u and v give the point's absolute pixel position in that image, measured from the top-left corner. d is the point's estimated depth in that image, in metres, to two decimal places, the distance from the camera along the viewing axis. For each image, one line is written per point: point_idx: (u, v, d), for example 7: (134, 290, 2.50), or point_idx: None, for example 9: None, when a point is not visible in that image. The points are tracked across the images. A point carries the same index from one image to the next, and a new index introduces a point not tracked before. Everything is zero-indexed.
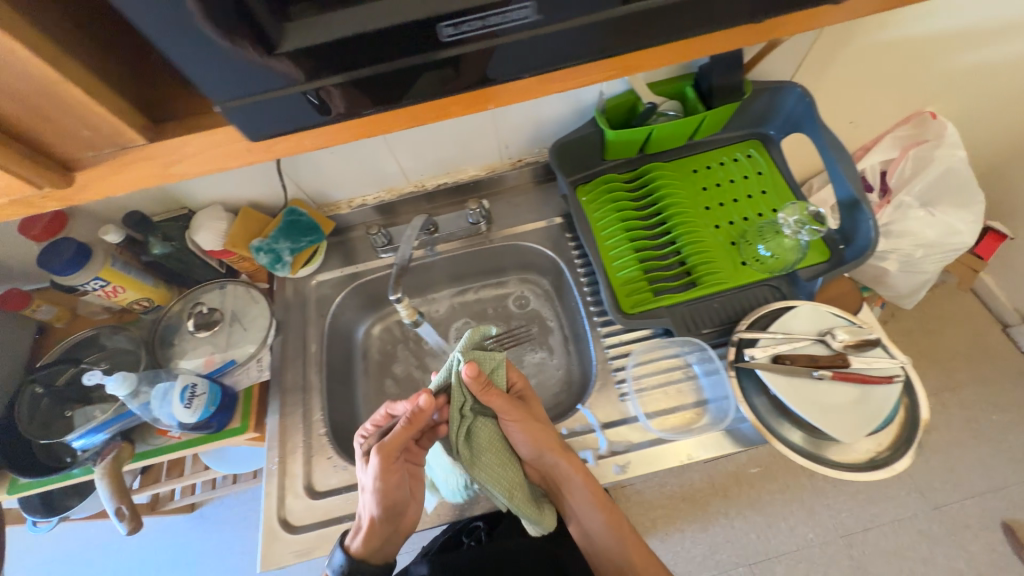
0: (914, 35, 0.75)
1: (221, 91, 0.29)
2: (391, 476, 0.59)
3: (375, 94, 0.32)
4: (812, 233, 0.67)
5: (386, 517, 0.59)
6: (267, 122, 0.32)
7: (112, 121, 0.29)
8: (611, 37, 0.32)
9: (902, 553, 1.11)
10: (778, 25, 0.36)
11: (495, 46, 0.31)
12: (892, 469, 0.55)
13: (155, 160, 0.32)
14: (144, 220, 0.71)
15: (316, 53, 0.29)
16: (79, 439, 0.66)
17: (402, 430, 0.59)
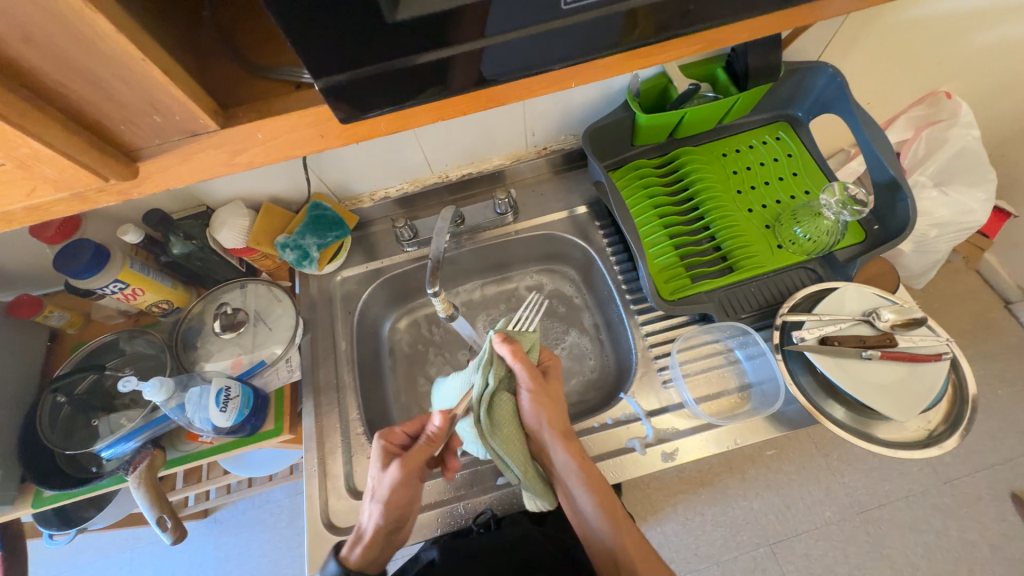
0: (940, 14, 0.75)
1: (337, 64, 0.26)
2: (407, 490, 0.57)
3: (463, 75, 0.29)
4: (851, 213, 0.65)
5: (390, 529, 0.56)
6: (359, 104, 0.29)
7: (186, 106, 0.27)
8: (711, 9, 0.30)
9: (917, 527, 1.14)
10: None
11: (607, 15, 0.28)
12: (944, 445, 0.56)
13: (226, 148, 0.30)
14: (166, 219, 0.68)
15: (429, 23, 0.26)
16: (107, 449, 0.63)
17: (425, 445, 0.57)
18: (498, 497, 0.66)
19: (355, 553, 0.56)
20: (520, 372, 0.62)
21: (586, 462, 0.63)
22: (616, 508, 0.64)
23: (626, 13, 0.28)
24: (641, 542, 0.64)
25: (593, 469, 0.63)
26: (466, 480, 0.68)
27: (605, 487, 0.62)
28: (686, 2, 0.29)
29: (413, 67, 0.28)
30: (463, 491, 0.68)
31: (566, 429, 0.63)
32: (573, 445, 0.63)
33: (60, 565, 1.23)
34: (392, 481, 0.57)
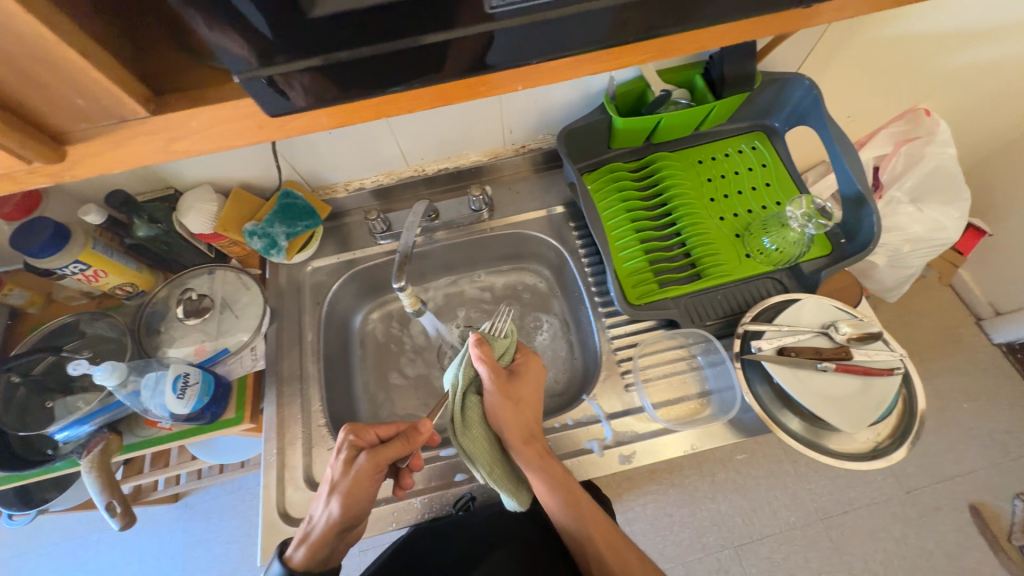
0: (917, 32, 0.76)
1: (258, 55, 0.27)
2: (369, 490, 0.55)
3: (407, 68, 0.30)
4: (816, 226, 0.67)
5: (342, 529, 0.55)
6: (286, 97, 0.30)
7: (111, 92, 0.27)
8: (650, 18, 0.31)
9: (877, 533, 1.17)
10: (821, 14, 0.35)
11: (533, 21, 0.29)
12: (890, 458, 0.57)
13: (158, 135, 0.29)
14: (129, 201, 0.65)
15: (345, 21, 0.26)
16: (62, 431, 0.62)
17: (399, 447, 0.56)
18: (457, 492, 0.67)
19: (300, 553, 0.54)
20: (485, 375, 0.63)
21: (553, 459, 0.63)
22: (588, 503, 0.62)
23: (552, 20, 0.29)
24: (614, 534, 0.63)
25: (559, 467, 0.63)
26: (425, 475, 0.68)
27: (570, 483, 0.61)
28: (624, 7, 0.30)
29: (340, 62, 0.28)
30: (424, 486, 0.67)
31: (533, 430, 0.64)
32: (540, 442, 0.64)
33: (24, 545, 1.22)
34: (355, 479, 0.55)
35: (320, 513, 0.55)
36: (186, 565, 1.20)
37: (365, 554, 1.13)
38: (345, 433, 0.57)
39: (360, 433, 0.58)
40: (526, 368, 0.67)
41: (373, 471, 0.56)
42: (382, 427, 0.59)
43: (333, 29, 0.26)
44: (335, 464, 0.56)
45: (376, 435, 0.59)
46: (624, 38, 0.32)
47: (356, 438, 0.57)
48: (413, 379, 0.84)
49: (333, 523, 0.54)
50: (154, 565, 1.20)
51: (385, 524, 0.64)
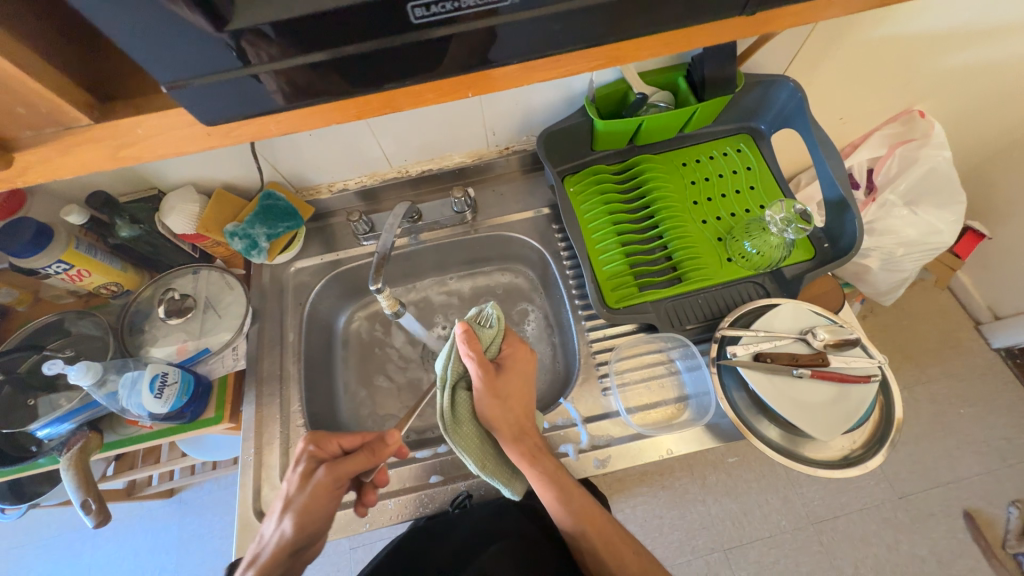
0: (910, 33, 0.73)
1: (186, 67, 0.27)
2: (325, 505, 0.54)
3: (346, 76, 0.30)
4: (797, 230, 0.67)
5: (295, 549, 0.52)
6: (225, 106, 0.31)
7: (54, 100, 0.28)
8: (588, 25, 0.31)
9: (869, 539, 1.14)
10: (764, 20, 0.35)
11: (463, 30, 0.29)
12: (865, 466, 0.57)
13: (103, 142, 0.30)
14: (111, 202, 0.67)
15: (266, 33, 0.27)
16: (44, 428, 0.63)
17: (360, 459, 0.55)
18: (432, 495, 0.67)
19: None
20: (474, 370, 0.61)
21: (546, 453, 0.63)
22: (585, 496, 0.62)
23: (483, 29, 0.29)
24: (611, 529, 0.61)
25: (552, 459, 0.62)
26: (401, 477, 0.68)
27: (564, 479, 0.60)
28: (556, 18, 0.30)
29: (270, 72, 0.29)
30: (401, 487, 0.67)
31: (523, 426, 0.62)
32: (532, 437, 0.62)
33: (21, 537, 1.24)
34: (312, 491, 0.54)
35: (272, 530, 0.53)
36: (178, 560, 1.21)
37: (355, 552, 1.13)
38: (305, 443, 0.56)
39: (319, 444, 0.57)
40: (515, 360, 0.65)
41: (332, 485, 0.54)
42: (345, 439, 0.58)
43: (261, 40, 0.27)
44: (293, 477, 0.55)
45: (339, 447, 0.58)
46: (560, 46, 0.32)
47: (316, 448, 0.56)
48: (396, 379, 0.84)
49: (284, 541, 0.52)
50: (147, 559, 1.22)
51: (358, 525, 0.64)
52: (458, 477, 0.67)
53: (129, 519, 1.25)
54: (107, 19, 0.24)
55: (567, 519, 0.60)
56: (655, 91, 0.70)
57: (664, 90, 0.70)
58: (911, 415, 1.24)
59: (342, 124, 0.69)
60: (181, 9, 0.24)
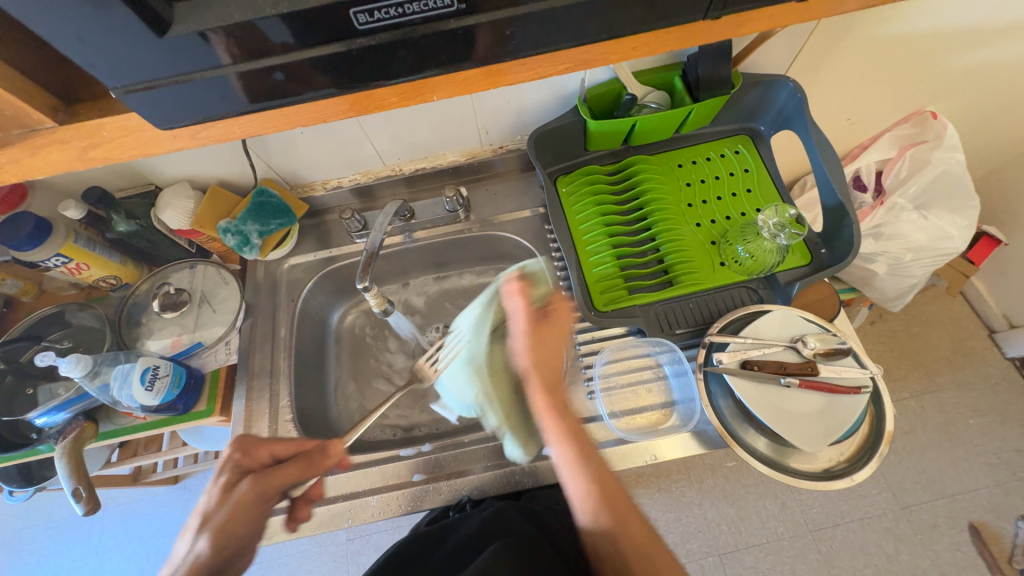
0: (920, 31, 0.70)
1: (132, 74, 0.28)
2: (249, 520, 0.49)
3: (301, 82, 0.31)
4: (790, 235, 0.66)
5: (210, 575, 0.46)
6: (177, 112, 0.31)
7: (16, 104, 0.29)
8: (542, 31, 0.30)
9: (868, 549, 1.11)
10: (728, 25, 0.34)
11: (411, 36, 0.29)
12: (851, 479, 0.56)
13: (69, 144, 0.32)
14: (106, 197, 0.68)
15: (211, 37, 0.27)
16: (42, 417, 0.65)
17: (295, 468, 0.53)
18: (416, 495, 0.66)
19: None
20: (514, 319, 0.57)
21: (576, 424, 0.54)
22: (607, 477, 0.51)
23: (431, 35, 0.29)
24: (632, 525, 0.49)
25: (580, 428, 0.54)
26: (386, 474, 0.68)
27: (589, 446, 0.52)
28: (508, 25, 0.30)
29: (220, 78, 0.29)
30: (384, 484, 0.68)
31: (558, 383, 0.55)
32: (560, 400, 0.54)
33: (35, 517, 1.28)
34: (236, 503, 0.50)
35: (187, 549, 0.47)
36: None
37: (351, 543, 1.15)
38: (230, 450, 0.54)
39: (246, 450, 0.54)
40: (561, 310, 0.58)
41: (259, 497, 0.51)
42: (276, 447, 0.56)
43: (201, 47, 0.27)
44: (213, 491, 0.51)
45: (269, 455, 0.55)
46: (518, 53, 0.32)
47: (242, 456, 0.54)
48: (387, 376, 0.85)
49: (198, 562, 0.46)
50: (152, 542, 1.25)
51: (341, 520, 0.65)
52: (441, 476, 0.68)
53: (135, 503, 1.28)
54: (46, 30, 0.24)
55: (586, 496, 0.50)
56: (648, 91, 0.69)
57: (659, 91, 0.69)
58: (917, 424, 1.21)
59: (335, 123, 0.69)
60: (118, 20, 0.25)
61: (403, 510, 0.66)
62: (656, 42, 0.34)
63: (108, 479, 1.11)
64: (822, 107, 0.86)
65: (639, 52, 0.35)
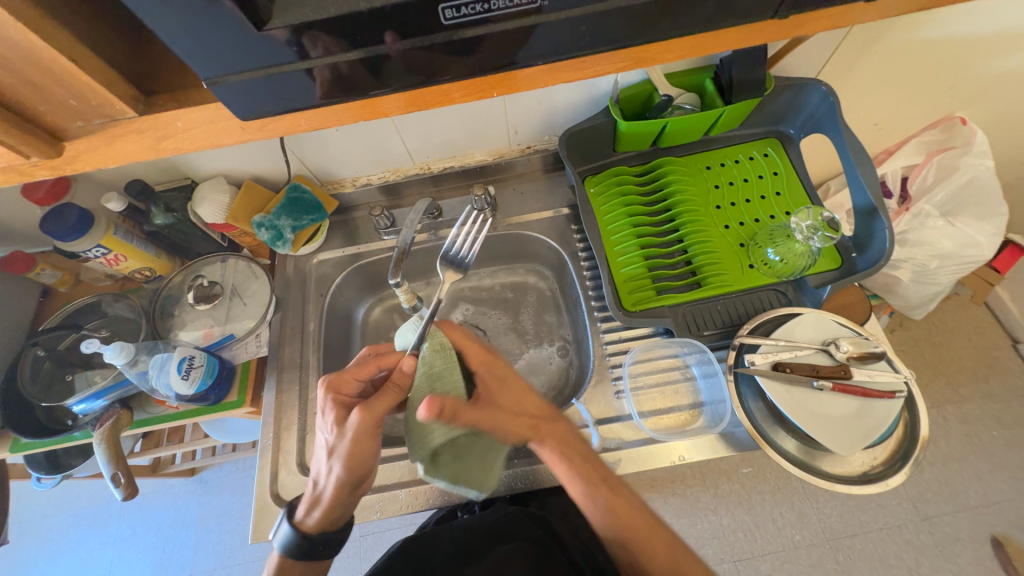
0: (958, 35, 0.70)
1: (220, 66, 0.30)
2: (370, 445, 0.53)
3: (376, 75, 0.32)
4: (823, 239, 0.65)
5: (351, 488, 0.54)
6: (255, 102, 0.33)
7: (102, 94, 0.31)
8: (610, 29, 0.32)
9: (888, 560, 1.09)
10: (789, 26, 0.35)
11: (491, 31, 0.31)
12: (885, 484, 0.55)
13: (144, 134, 0.34)
14: (147, 190, 0.69)
15: (299, 30, 0.29)
16: (80, 403, 0.66)
17: (390, 395, 0.53)
18: (442, 491, 0.67)
19: (313, 518, 0.55)
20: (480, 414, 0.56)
21: (560, 427, 0.59)
22: (596, 466, 0.57)
23: (507, 30, 0.31)
24: (629, 505, 0.55)
25: (561, 430, 0.58)
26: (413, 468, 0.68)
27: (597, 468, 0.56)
28: (579, 23, 0.31)
29: (298, 72, 0.31)
30: (411, 479, 0.68)
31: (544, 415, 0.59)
32: (539, 427, 0.58)
33: (55, 505, 1.30)
34: (353, 437, 0.52)
35: (324, 479, 0.54)
36: (195, 536, 1.25)
37: (365, 540, 1.15)
38: (326, 392, 0.55)
39: (338, 387, 0.56)
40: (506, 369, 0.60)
41: (371, 424, 0.52)
42: (361, 375, 0.57)
43: (286, 41, 0.29)
44: (328, 425, 0.54)
45: (358, 385, 0.57)
46: (584, 49, 0.34)
47: (337, 394, 0.55)
48: None
49: (341, 484, 0.53)
50: (167, 532, 1.26)
51: (370, 512, 0.66)
52: None
53: (154, 492, 1.30)
54: (155, 25, 0.27)
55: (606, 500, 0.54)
56: (680, 91, 0.69)
57: (690, 92, 0.69)
58: (939, 435, 1.19)
59: (368, 122, 0.70)
60: (221, 15, 0.27)
61: (431, 504, 0.66)
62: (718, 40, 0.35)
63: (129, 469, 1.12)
64: (851, 113, 0.86)
65: (690, 51, 0.36)
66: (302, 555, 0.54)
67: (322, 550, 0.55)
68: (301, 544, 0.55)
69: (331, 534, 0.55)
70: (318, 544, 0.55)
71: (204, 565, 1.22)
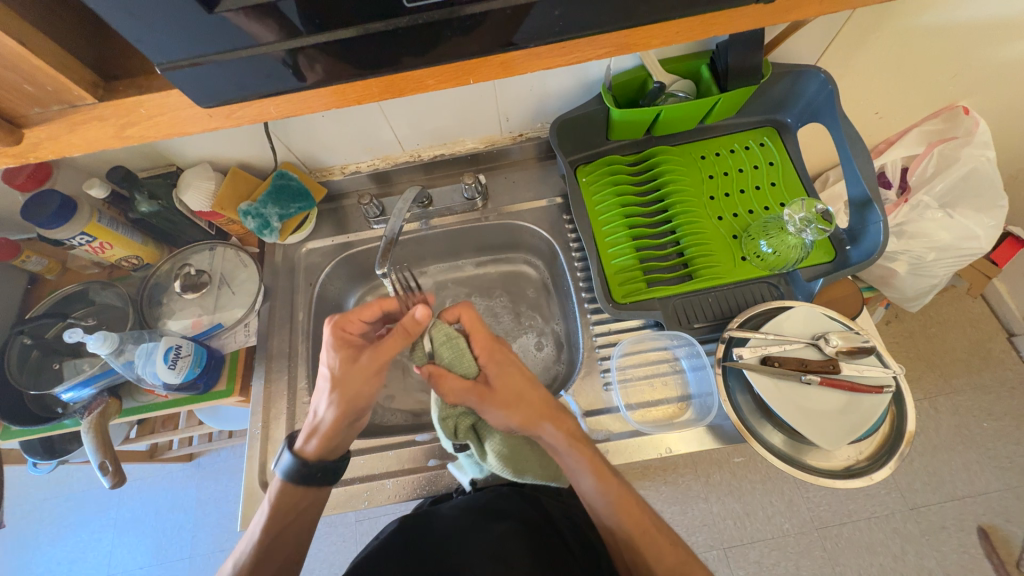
0: (961, 22, 0.67)
1: (175, 50, 0.29)
2: (369, 389, 0.53)
3: (345, 60, 0.31)
4: (816, 231, 0.63)
5: (349, 420, 0.54)
6: (217, 88, 0.32)
7: (59, 80, 0.31)
8: (585, 14, 0.31)
9: (875, 548, 1.11)
10: (774, 8, 0.33)
11: (457, 15, 0.30)
12: (869, 478, 0.55)
13: (107, 122, 0.33)
14: (130, 177, 0.68)
15: (255, 13, 0.28)
16: (67, 392, 0.65)
17: (398, 338, 0.53)
18: (428, 480, 0.67)
19: (312, 445, 0.54)
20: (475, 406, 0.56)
21: (565, 422, 0.57)
22: (601, 461, 0.57)
23: (475, 14, 0.30)
24: (631, 496, 0.56)
25: (565, 425, 0.57)
26: (399, 456, 0.69)
27: (598, 463, 0.56)
28: (551, 8, 0.30)
29: (259, 57, 0.30)
30: (400, 468, 0.69)
31: (549, 409, 0.57)
32: (549, 418, 0.57)
33: (56, 489, 1.32)
34: (361, 376, 0.53)
35: (322, 411, 0.53)
36: (193, 520, 1.27)
37: (360, 524, 1.17)
38: (336, 330, 0.54)
39: (348, 327, 0.55)
40: (505, 356, 0.59)
41: (376, 366, 0.53)
42: (363, 315, 0.57)
43: (242, 24, 0.28)
44: (329, 363, 0.53)
45: (364, 325, 0.57)
46: (558, 35, 0.33)
47: (344, 333, 0.55)
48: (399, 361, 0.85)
49: (340, 413, 0.53)
50: (165, 516, 1.28)
51: (358, 501, 0.66)
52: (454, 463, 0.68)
53: (152, 477, 1.32)
54: (104, 9, 0.26)
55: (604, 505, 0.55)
56: (675, 79, 0.67)
57: (684, 79, 0.67)
58: (930, 426, 1.20)
59: (355, 108, 0.68)
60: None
61: (418, 494, 0.67)
62: (700, 26, 0.34)
63: (126, 455, 1.13)
64: (850, 102, 0.84)
65: (673, 36, 0.34)
66: (301, 480, 0.53)
67: (323, 474, 0.55)
68: (303, 468, 0.53)
69: (329, 461, 0.55)
70: (316, 470, 0.54)
71: (202, 547, 1.24)
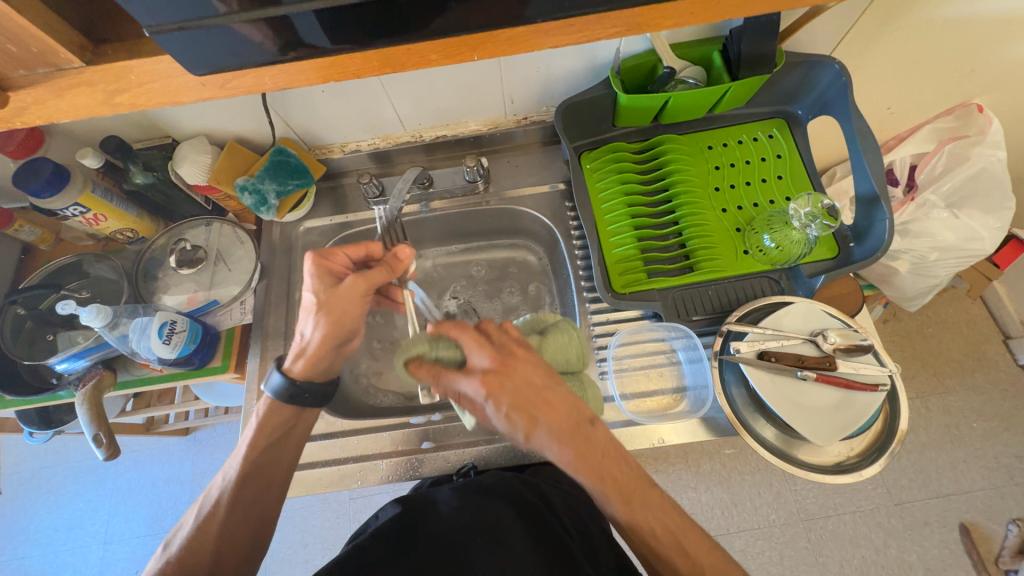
0: (981, 15, 0.66)
1: (164, 12, 0.27)
2: (357, 311, 0.54)
3: (344, 27, 0.30)
4: (822, 227, 0.64)
5: (334, 343, 0.54)
6: (209, 56, 0.31)
7: (44, 42, 0.29)
8: None
9: (858, 541, 1.13)
10: None
11: None
12: (858, 474, 0.56)
13: (94, 87, 0.32)
14: (124, 147, 0.66)
15: None
16: (62, 362, 0.65)
17: (384, 270, 0.56)
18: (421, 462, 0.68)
19: (299, 366, 0.55)
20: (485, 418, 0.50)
21: (587, 441, 0.50)
22: (630, 480, 0.50)
23: None
24: (670, 509, 0.51)
25: (589, 443, 0.50)
26: (393, 438, 0.69)
27: (627, 482, 0.50)
28: None
29: (254, 22, 0.29)
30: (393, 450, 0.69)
31: (569, 426, 0.50)
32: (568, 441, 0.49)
33: (54, 458, 1.34)
34: (346, 298, 0.54)
35: (310, 332, 0.53)
36: (189, 492, 1.29)
37: (354, 502, 1.19)
38: (319, 260, 0.55)
39: (332, 262, 0.56)
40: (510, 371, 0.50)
41: (360, 290, 0.54)
42: (349, 253, 0.58)
43: None
44: (314, 288, 0.54)
45: (347, 258, 0.58)
46: (566, 9, 0.31)
47: (329, 264, 0.56)
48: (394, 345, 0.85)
49: (324, 337, 0.54)
50: (161, 488, 1.30)
51: (351, 481, 0.67)
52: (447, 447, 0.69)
53: (149, 449, 1.33)
54: None
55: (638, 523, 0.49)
56: (685, 65, 0.65)
57: (695, 65, 0.65)
58: (920, 424, 1.21)
59: (355, 83, 0.66)
60: None
61: (410, 475, 0.67)
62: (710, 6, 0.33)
63: (123, 427, 1.14)
64: (862, 96, 0.82)
65: (684, 16, 0.33)
66: (290, 399, 0.54)
67: (307, 399, 0.55)
68: (292, 391, 0.54)
69: (315, 382, 0.56)
70: (303, 391, 0.55)
71: None
